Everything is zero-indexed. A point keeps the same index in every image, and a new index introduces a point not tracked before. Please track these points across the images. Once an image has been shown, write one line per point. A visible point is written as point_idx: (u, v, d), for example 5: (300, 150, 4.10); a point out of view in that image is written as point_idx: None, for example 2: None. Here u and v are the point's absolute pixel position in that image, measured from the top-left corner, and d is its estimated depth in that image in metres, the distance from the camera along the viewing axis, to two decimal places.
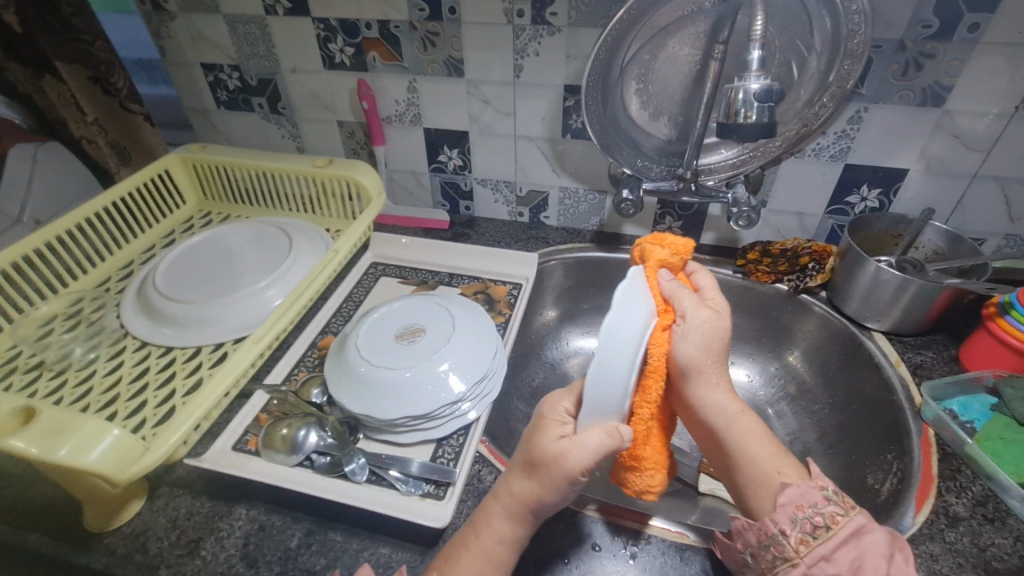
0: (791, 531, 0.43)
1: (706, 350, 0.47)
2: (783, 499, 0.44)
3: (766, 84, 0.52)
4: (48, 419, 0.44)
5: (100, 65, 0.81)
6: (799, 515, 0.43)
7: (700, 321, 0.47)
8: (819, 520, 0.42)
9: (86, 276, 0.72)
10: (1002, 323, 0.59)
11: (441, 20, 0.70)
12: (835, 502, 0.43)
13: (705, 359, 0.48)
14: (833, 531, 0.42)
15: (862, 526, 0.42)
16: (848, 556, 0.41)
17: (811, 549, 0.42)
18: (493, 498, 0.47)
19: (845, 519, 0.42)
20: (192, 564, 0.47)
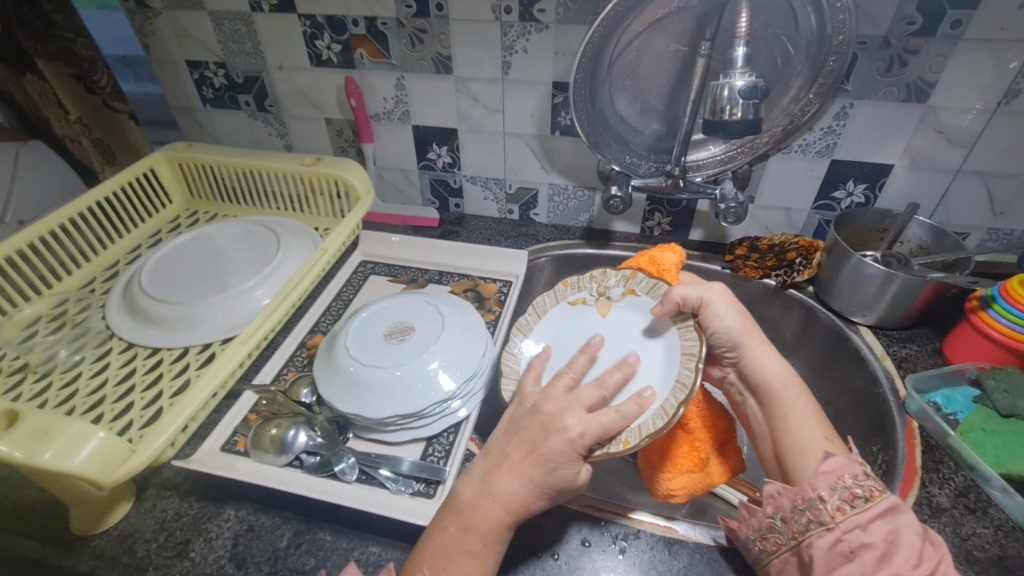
0: (829, 498, 0.41)
1: (743, 318, 0.53)
2: (826, 467, 0.43)
3: (751, 81, 0.52)
4: (32, 422, 0.44)
5: (83, 63, 0.80)
6: (840, 484, 0.42)
7: (724, 296, 0.52)
8: (858, 492, 0.41)
9: (71, 277, 0.72)
10: (984, 316, 0.60)
11: (429, 17, 0.70)
12: (873, 477, 0.42)
13: (746, 326, 0.53)
14: (871, 504, 0.40)
15: (897, 504, 0.41)
16: (884, 530, 0.39)
17: (847, 516, 0.40)
18: (489, 501, 0.44)
19: (882, 494, 0.41)
20: (180, 565, 0.47)
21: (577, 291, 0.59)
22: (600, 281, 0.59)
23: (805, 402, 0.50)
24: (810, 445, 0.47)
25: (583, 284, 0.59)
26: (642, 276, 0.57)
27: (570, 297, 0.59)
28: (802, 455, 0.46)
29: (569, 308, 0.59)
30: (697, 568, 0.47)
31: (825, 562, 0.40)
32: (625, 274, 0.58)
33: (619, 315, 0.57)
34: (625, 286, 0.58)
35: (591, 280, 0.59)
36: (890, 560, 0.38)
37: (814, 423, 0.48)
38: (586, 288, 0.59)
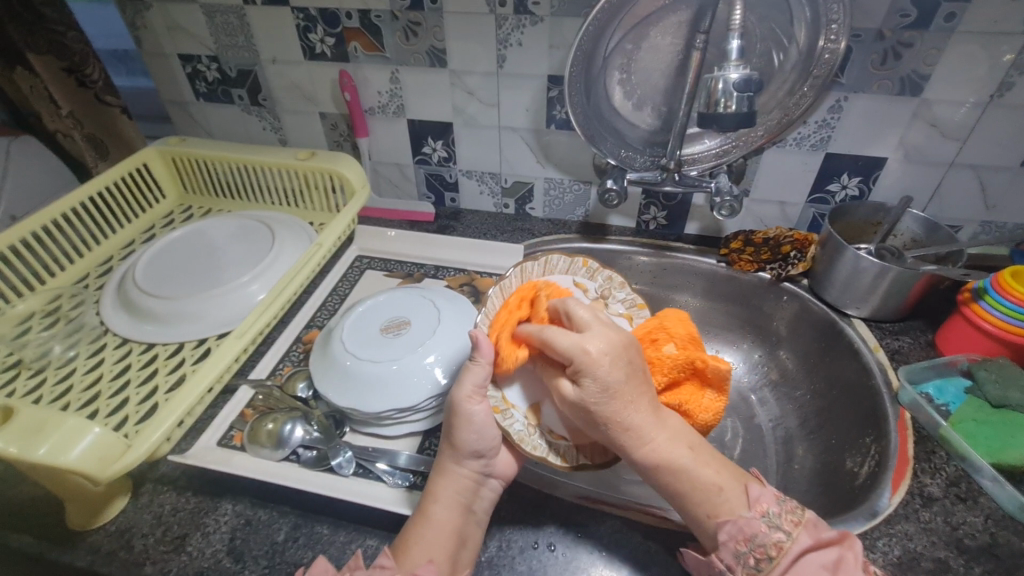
0: (737, 567, 0.41)
1: (626, 376, 0.43)
2: (723, 535, 0.42)
3: (745, 74, 0.52)
4: (27, 417, 0.44)
5: (74, 56, 0.79)
6: (742, 549, 0.41)
7: (605, 361, 0.42)
8: (761, 551, 0.40)
9: (65, 273, 0.71)
10: (976, 308, 0.60)
11: (423, 10, 0.69)
12: (777, 528, 0.41)
13: (617, 394, 0.43)
14: (776, 561, 0.40)
15: (806, 547, 0.40)
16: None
17: None
18: (441, 477, 0.48)
19: (789, 544, 0.40)
20: (178, 560, 0.47)
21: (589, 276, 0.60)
22: (611, 285, 0.60)
23: (686, 451, 0.44)
24: (717, 507, 0.43)
25: (595, 278, 0.60)
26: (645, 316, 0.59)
27: (579, 276, 0.60)
28: (698, 519, 0.43)
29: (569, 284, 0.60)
30: None
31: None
32: (635, 300, 0.59)
33: None
34: (627, 309, 0.59)
35: (605, 277, 0.60)
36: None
37: (712, 474, 0.44)
38: (596, 280, 0.60)
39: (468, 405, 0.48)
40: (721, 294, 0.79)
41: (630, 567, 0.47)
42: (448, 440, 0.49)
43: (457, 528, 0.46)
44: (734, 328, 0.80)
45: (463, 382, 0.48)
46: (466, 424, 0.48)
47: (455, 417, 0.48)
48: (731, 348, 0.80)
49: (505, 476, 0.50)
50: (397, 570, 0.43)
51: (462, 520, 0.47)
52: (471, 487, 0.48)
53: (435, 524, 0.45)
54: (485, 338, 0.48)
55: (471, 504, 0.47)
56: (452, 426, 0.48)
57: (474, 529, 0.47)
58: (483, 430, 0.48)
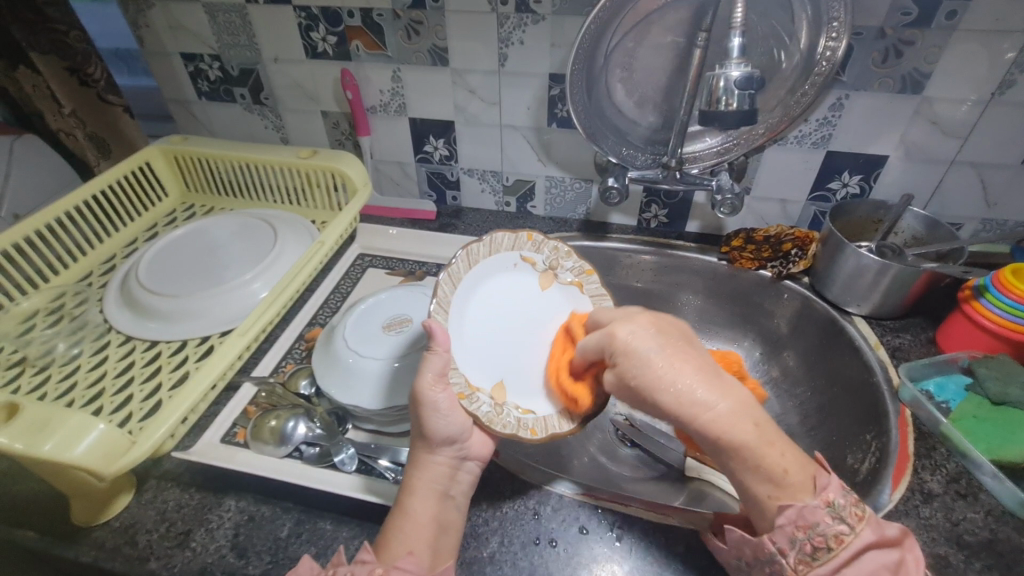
0: (789, 551, 0.40)
1: (660, 344, 0.42)
2: (781, 520, 0.40)
3: (747, 71, 0.52)
4: (31, 414, 0.44)
5: (76, 55, 0.79)
6: (799, 536, 0.39)
7: (633, 335, 0.43)
8: (820, 541, 0.38)
9: (68, 271, 0.71)
10: (977, 305, 0.60)
11: (425, 8, 0.69)
12: (840, 520, 0.38)
13: (654, 358, 0.41)
14: (835, 553, 0.38)
15: (868, 543, 0.38)
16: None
17: (811, 569, 0.39)
18: (413, 467, 0.48)
19: (851, 538, 0.38)
20: (182, 555, 0.47)
21: (535, 249, 0.62)
22: (558, 256, 0.62)
23: (752, 427, 0.38)
24: (778, 491, 0.40)
25: (541, 250, 0.62)
26: (595, 280, 0.61)
27: (525, 251, 0.62)
28: (759, 501, 0.40)
29: (516, 261, 0.62)
30: (693, 556, 0.48)
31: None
32: (582, 267, 0.62)
33: (554, 295, 0.62)
34: (576, 276, 0.62)
35: (551, 248, 0.62)
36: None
37: (777, 457, 0.39)
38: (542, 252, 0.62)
39: (429, 392, 0.48)
40: (722, 292, 0.79)
41: (632, 563, 0.48)
42: (417, 429, 0.49)
43: (435, 515, 0.46)
44: (735, 326, 0.80)
45: (425, 371, 0.48)
46: (432, 410, 0.47)
47: (416, 404, 0.48)
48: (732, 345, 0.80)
49: (481, 456, 0.50)
50: (378, 565, 0.42)
51: (440, 508, 0.47)
52: (447, 473, 0.48)
53: (413, 513, 0.45)
54: (439, 328, 0.49)
55: (448, 490, 0.48)
56: (419, 416, 0.48)
57: (455, 515, 0.47)
58: (449, 416, 0.48)
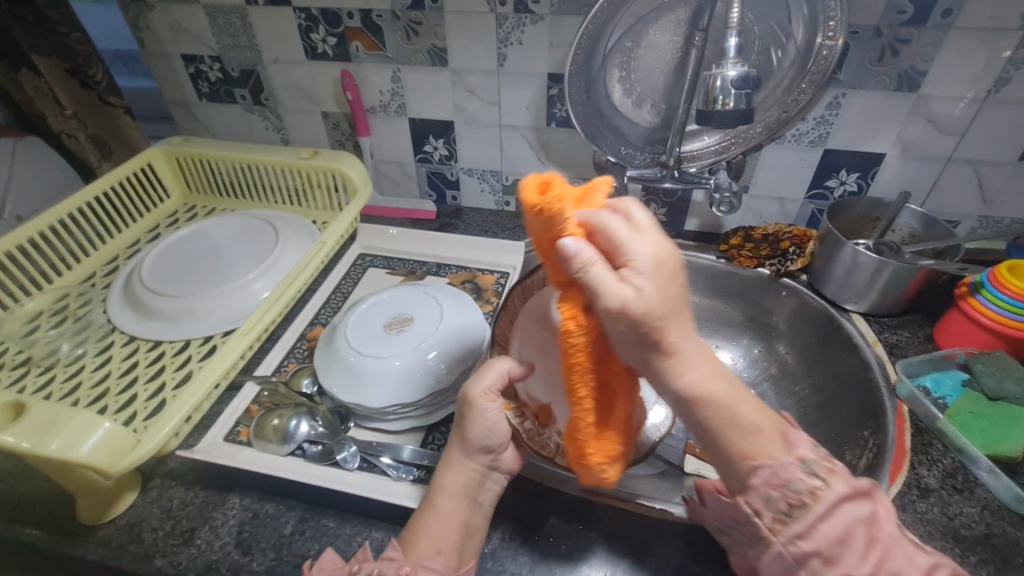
0: (765, 512, 0.36)
1: (672, 281, 0.33)
2: (756, 480, 0.36)
3: (744, 71, 0.53)
4: (38, 413, 0.45)
5: (77, 57, 0.80)
6: (773, 495, 0.36)
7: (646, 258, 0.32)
8: (796, 498, 0.36)
9: (71, 272, 0.72)
10: (973, 302, 0.61)
11: (423, 9, 0.70)
12: (814, 474, 0.36)
13: (667, 295, 0.32)
14: (811, 508, 0.36)
15: (843, 496, 0.36)
16: (828, 536, 0.36)
17: (786, 527, 0.36)
18: (447, 468, 0.48)
19: (825, 492, 0.36)
20: (187, 553, 0.48)
21: None
22: None
23: (726, 383, 0.35)
24: (753, 448, 0.36)
25: None
26: None
27: None
28: (731, 467, 0.37)
29: None
30: (693, 552, 0.48)
31: (771, 567, 0.38)
32: None
33: None
34: None
35: None
36: (835, 562, 0.35)
37: (750, 411, 0.36)
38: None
39: (481, 402, 0.46)
40: (720, 289, 0.80)
41: (633, 558, 0.48)
42: (457, 433, 0.48)
43: (463, 520, 0.46)
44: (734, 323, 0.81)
45: (483, 378, 0.46)
46: (480, 420, 0.46)
47: (466, 410, 0.46)
48: (732, 343, 0.79)
49: (510, 469, 0.49)
50: (405, 563, 0.43)
51: (470, 513, 0.47)
52: (477, 479, 0.47)
53: (443, 515, 0.45)
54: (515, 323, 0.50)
55: (477, 497, 0.47)
56: (465, 420, 0.46)
57: (480, 522, 0.47)
58: (495, 427, 0.46)
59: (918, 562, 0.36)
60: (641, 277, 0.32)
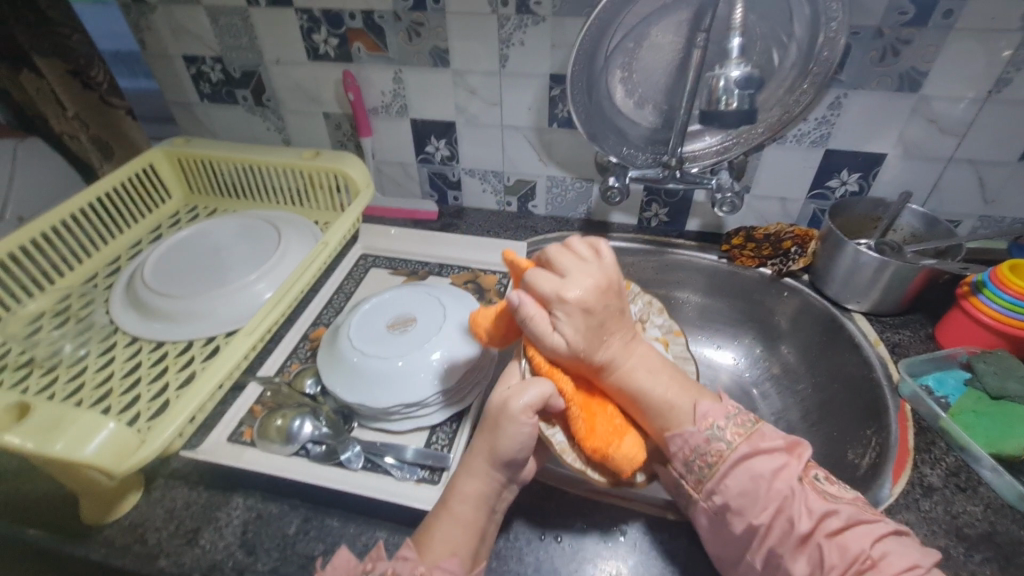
0: (688, 474, 0.47)
1: (593, 320, 0.45)
2: (674, 448, 0.47)
3: (746, 72, 0.53)
4: (42, 414, 0.45)
5: (79, 59, 0.80)
6: (691, 458, 0.46)
7: (574, 304, 0.44)
8: (704, 460, 0.46)
9: (73, 273, 0.72)
10: (975, 301, 0.61)
11: (426, 10, 0.70)
12: (720, 438, 0.46)
13: (591, 329, 0.45)
14: (716, 467, 0.45)
15: (745, 455, 0.45)
16: (734, 491, 0.44)
17: (704, 486, 0.46)
18: (466, 477, 0.47)
19: (728, 453, 0.45)
20: (192, 553, 0.48)
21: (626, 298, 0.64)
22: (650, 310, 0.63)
23: (649, 372, 0.48)
24: (667, 422, 0.47)
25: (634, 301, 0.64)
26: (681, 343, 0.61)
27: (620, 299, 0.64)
28: (658, 435, 0.48)
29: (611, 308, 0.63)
30: (696, 551, 0.48)
31: (702, 521, 0.46)
32: (671, 328, 0.62)
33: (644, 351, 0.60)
34: (664, 334, 0.62)
35: (645, 301, 0.64)
36: (742, 513, 0.44)
37: (667, 392, 0.47)
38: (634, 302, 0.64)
39: (519, 416, 0.45)
40: (722, 290, 0.80)
41: (637, 558, 0.48)
42: (483, 444, 0.47)
43: (480, 528, 0.45)
44: (736, 323, 0.81)
45: (529, 393, 0.45)
46: (513, 436, 0.44)
47: (501, 419, 0.45)
48: (734, 342, 0.81)
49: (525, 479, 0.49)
50: (420, 563, 0.43)
51: (485, 521, 0.46)
52: (496, 490, 0.47)
53: (461, 523, 0.45)
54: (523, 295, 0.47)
55: (494, 506, 0.47)
56: (497, 433, 0.45)
57: (491, 528, 0.47)
58: (526, 443, 0.45)
59: (814, 508, 0.43)
60: (565, 324, 0.44)
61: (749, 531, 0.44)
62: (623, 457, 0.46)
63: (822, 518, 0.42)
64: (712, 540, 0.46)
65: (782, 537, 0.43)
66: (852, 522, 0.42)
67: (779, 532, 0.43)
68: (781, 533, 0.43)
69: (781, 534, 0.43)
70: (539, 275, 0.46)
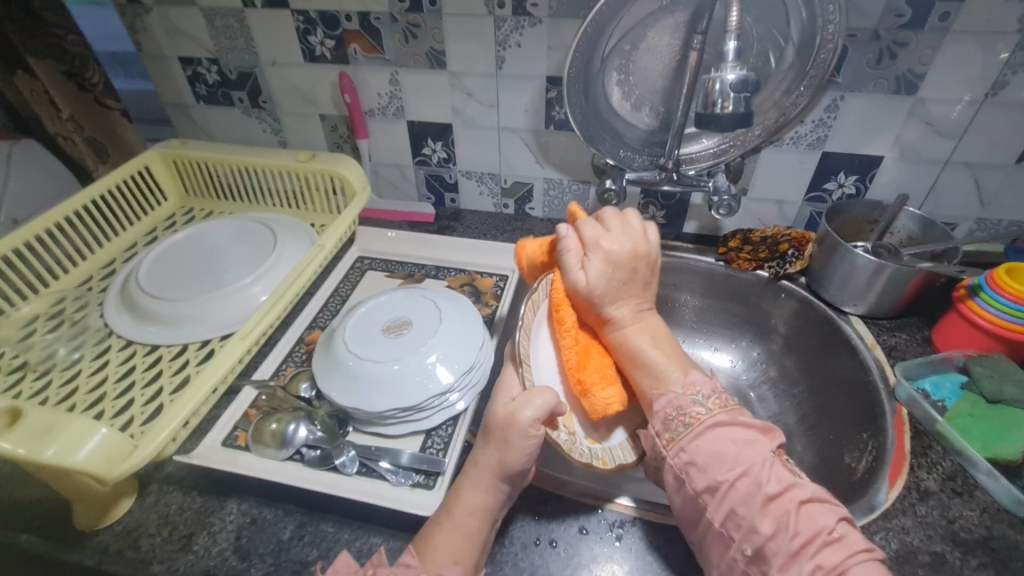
0: (662, 431, 0.46)
1: (614, 271, 0.51)
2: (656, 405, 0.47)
3: (743, 75, 0.53)
4: (34, 419, 0.44)
5: (74, 60, 0.79)
6: (669, 416, 0.46)
7: (606, 249, 0.51)
8: (681, 419, 0.45)
9: (67, 276, 0.71)
10: (972, 304, 0.61)
11: (422, 12, 0.70)
12: (701, 404, 0.45)
13: (610, 276, 0.50)
14: (691, 427, 0.44)
15: (720, 422, 0.44)
16: (703, 450, 0.43)
17: (674, 443, 0.44)
18: (469, 488, 0.47)
19: (705, 416, 0.44)
20: (185, 559, 0.47)
21: None
22: None
23: (656, 347, 0.50)
24: (654, 383, 0.49)
25: None
26: None
27: None
28: (643, 393, 0.50)
29: None
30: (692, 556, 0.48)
31: (667, 481, 0.45)
32: None
33: None
34: None
35: None
36: (706, 471, 0.42)
37: (663, 359, 0.50)
38: None
39: (527, 429, 0.45)
40: (719, 292, 0.80)
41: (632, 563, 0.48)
42: (488, 456, 0.47)
43: (481, 538, 0.45)
44: (733, 326, 0.81)
45: (536, 403, 0.46)
46: (522, 448, 0.45)
47: (509, 434, 0.45)
48: (731, 345, 0.81)
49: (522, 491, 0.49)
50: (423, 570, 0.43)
51: (487, 531, 0.46)
52: (499, 501, 0.47)
53: (463, 532, 0.45)
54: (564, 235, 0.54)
55: (495, 517, 0.47)
56: (504, 446, 0.46)
57: (491, 539, 0.47)
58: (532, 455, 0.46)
59: (783, 477, 0.41)
60: (592, 264, 0.51)
61: (710, 489, 0.42)
62: (600, 400, 0.50)
63: (789, 486, 0.41)
64: (676, 501, 0.44)
65: (746, 497, 0.40)
66: (815, 496, 0.41)
67: (743, 493, 0.41)
68: (745, 493, 0.41)
69: (744, 495, 0.40)
70: (586, 223, 0.54)
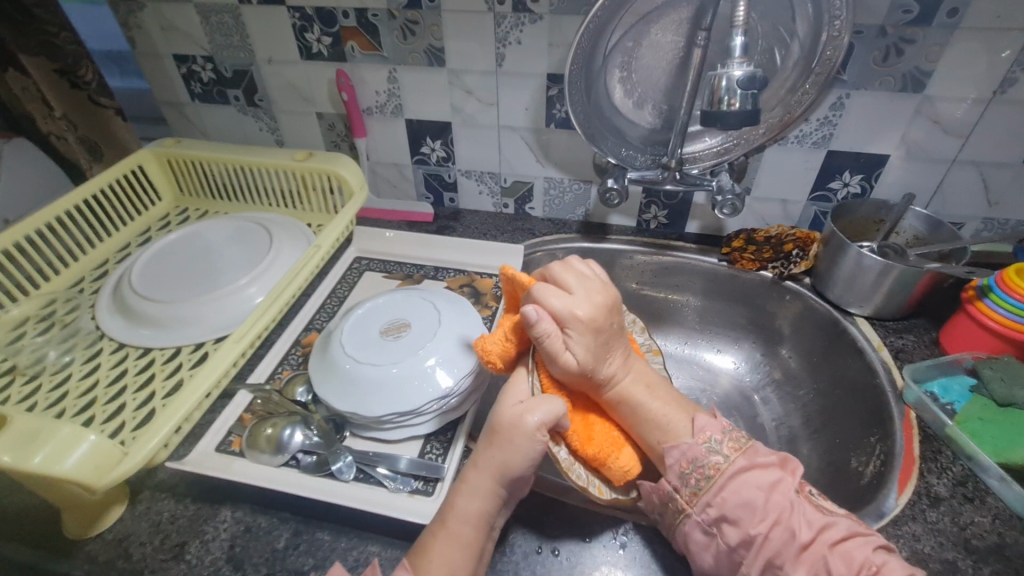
0: (682, 488, 0.47)
1: (599, 335, 0.47)
2: (669, 460, 0.48)
3: (749, 71, 0.52)
4: (20, 427, 0.43)
5: (66, 58, 0.78)
6: (686, 471, 0.47)
7: (583, 322, 0.46)
8: (700, 472, 0.47)
9: (59, 277, 0.70)
10: (980, 306, 0.60)
11: (420, 9, 0.68)
12: (717, 451, 0.47)
13: (596, 346, 0.47)
14: (714, 480, 0.46)
15: (742, 468, 0.46)
16: (732, 502, 0.45)
17: (698, 499, 0.46)
18: (462, 495, 0.45)
19: (725, 466, 0.46)
20: (177, 568, 0.46)
21: None
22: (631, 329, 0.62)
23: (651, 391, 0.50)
24: (663, 437, 0.49)
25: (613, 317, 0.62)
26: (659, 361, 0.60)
27: None
28: (651, 447, 0.49)
29: None
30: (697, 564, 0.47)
31: (695, 539, 0.45)
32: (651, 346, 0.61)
33: None
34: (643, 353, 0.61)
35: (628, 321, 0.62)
36: (739, 524, 0.44)
37: (664, 408, 0.50)
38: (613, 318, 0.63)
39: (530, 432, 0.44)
40: (722, 293, 0.78)
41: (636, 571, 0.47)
42: (485, 461, 0.46)
43: (477, 547, 0.44)
44: (736, 327, 0.80)
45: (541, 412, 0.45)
46: (521, 449, 0.44)
47: (514, 436, 0.44)
48: (734, 347, 0.80)
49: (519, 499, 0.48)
50: None
51: (483, 539, 0.45)
52: (494, 507, 0.45)
53: (458, 541, 0.43)
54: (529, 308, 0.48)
55: (491, 523, 0.45)
56: (503, 449, 0.44)
57: (489, 546, 0.46)
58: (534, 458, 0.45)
59: (812, 520, 0.44)
60: (575, 343, 0.46)
61: (745, 543, 0.44)
62: (619, 466, 0.49)
63: (820, 530, 0.43)
64: (707, 559, 0.45)
65: (781, 547, 0.43)
66: (851, 534, 0.43)
67: (778, 542, 0.43)
68: (780, 543, 0.43)
69: (780, 544, 0.43)
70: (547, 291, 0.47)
